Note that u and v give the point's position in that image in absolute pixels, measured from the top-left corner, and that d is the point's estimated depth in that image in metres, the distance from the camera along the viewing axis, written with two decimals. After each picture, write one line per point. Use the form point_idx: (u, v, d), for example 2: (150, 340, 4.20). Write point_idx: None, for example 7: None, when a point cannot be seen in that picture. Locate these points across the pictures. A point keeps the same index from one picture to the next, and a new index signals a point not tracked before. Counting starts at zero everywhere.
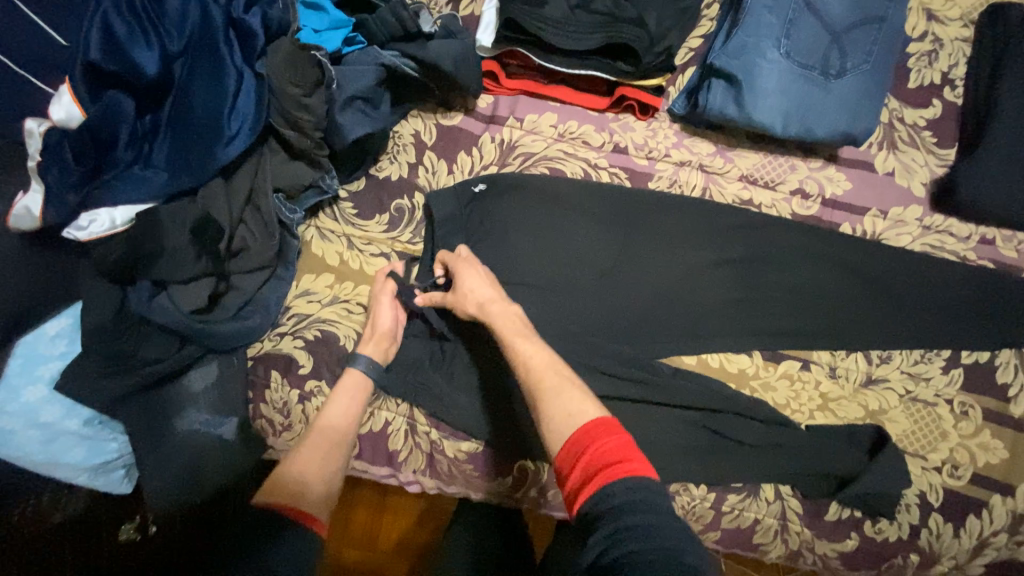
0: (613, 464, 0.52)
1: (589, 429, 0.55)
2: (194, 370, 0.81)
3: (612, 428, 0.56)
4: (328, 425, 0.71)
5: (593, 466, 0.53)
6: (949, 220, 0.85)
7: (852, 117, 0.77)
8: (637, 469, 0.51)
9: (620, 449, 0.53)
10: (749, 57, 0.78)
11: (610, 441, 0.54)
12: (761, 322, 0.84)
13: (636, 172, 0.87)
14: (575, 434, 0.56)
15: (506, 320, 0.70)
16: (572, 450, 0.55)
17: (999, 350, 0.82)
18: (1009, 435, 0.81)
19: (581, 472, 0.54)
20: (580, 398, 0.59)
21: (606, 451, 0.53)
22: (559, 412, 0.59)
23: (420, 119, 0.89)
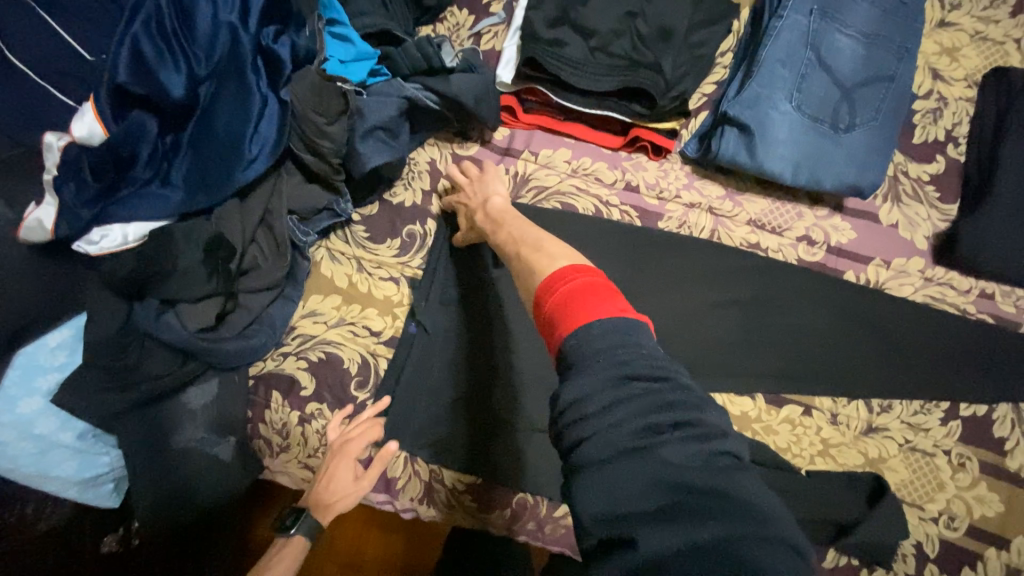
0: (575, 300, 0.53)
1: (557, 276, 0.57)
2: (194, 387, 0.81)
3: (586, 270, 0.57)
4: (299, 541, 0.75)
5: (561, 304, 0.54)
6: (950, 274, 0.86)
7: (860, 170, 0.79)
8: (599, 294, 0.53)
9: (582, 285, 0.54)
10: (761, 108, 0.80)
11: (574, 281, 0.55)
12: (765, 365, 0.84)
13: (646, 211, 0.88)
14: (548, 279, 0.58)
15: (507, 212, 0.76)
16: (544, 299, 0.56)
17: (996, 405, 0.84)
18: (1005, 488, 0.82)
19: (552, 318, 0.54)
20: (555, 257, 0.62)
21: (575, 293, 0.54)
22: (541, 269, 0.60)
23: (436, 147, 0.90)
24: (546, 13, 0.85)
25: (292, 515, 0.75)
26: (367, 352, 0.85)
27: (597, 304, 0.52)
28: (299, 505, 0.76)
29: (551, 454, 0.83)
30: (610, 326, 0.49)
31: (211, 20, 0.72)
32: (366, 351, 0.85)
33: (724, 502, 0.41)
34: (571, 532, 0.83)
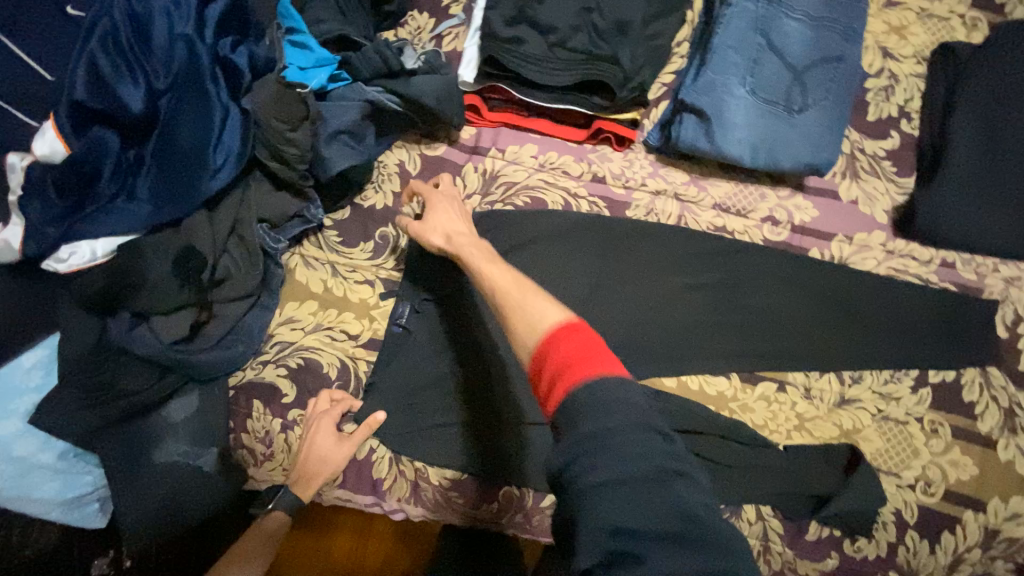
0: (574, 363, 0.53)
1: (556, 332, 0.56)
2: (174, 401, 0.81)
3: (585, 330, 0.56)
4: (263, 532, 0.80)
5: (559, 366, 0.54)
6: (910, 245, 0.89)
7: (816, 149, 0.82)
8: (600, 361, 0.53)
9: (582, 346, 0.54)
10: (717, 94, 0.82)
11: (574, 342, 0.55)
12: (738, 344, 0.86)
13: (614, 201, 0.89)
14: (544, 335, 0.56)
15: (472, 249, 0.74)
16: (539, 358, 0.56)
17: (963, 370, 0.86)
18: (977, 451, 0.85)
19: (549, 379, 0.54)
20: (548, 309, 0.59)
21: (576, 353, 0.54)
22: (534, 322, 0.59)
23: (404, 149, 0.91)
24: (503, 13, 0.88)
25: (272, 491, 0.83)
26: (345, 355, 0.86)
27: (598, 367, 0.52)
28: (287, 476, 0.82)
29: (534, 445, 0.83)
30: (616, 387, 0.50)
31: (168, 34, 0.73)
32: (344, 355, 0.86)
33: (720, 540, 0.45)
34: None
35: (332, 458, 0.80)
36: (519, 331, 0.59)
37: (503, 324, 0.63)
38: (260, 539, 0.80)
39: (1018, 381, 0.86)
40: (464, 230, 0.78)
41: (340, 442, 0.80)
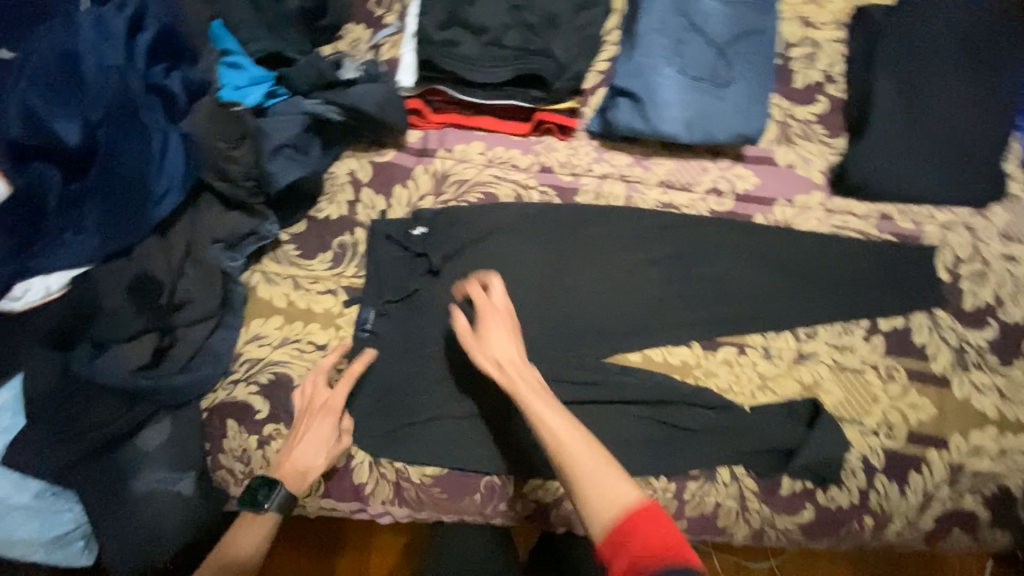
0: (652, 553, 0.56)
1: (632, 513, 0.59)
2: (147, 429, 0.81)
3: (662, 519, 0.59)
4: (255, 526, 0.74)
5: (636, 553, 0.57)
6: (848, 202, 0.92)
7: (746, 118, 0.85)
8: (682, 554, 0.56)
9: (661, 539, 0.57)
10: (647, 76, 0.85)
11: (649, 528, 0.58)
12: (696, 314, 0.89)
13: (563, 188, 0.92)
14: (620, 516, 0.59)
15: (527, 387, 0.70)
16: (614, 534, 0.59)
17: (911, 314, 0.90)
18: (933, 391, 0.88)
19: (624, 560, 0.57)
20: (618, 478, 0.62)
21: (651, 539, 0.57)
22: (609, 500, 0.60)
23: (354, 158, 0.92)
24: (434, 19, 0.91)
25: (267, 488, 0.74)
26: (315, 366, 0.87)
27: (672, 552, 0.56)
28: (271, 477, 0.75)
29: (510, 434, 0.85)
30: None
31: (99, 66, 0.74)
32: (314, 366, 0.87)
33: None
34: (542, 506, 0.85)
35: (323, 454, 0.78)
36: (588, 498, 0.61)
37: (569, 480, 0.63)
38: (246, 547, 0.72)
39: (964, 320, 0.90)
40: (516, 358, 0.73)
41: (331, 442, 0.79)
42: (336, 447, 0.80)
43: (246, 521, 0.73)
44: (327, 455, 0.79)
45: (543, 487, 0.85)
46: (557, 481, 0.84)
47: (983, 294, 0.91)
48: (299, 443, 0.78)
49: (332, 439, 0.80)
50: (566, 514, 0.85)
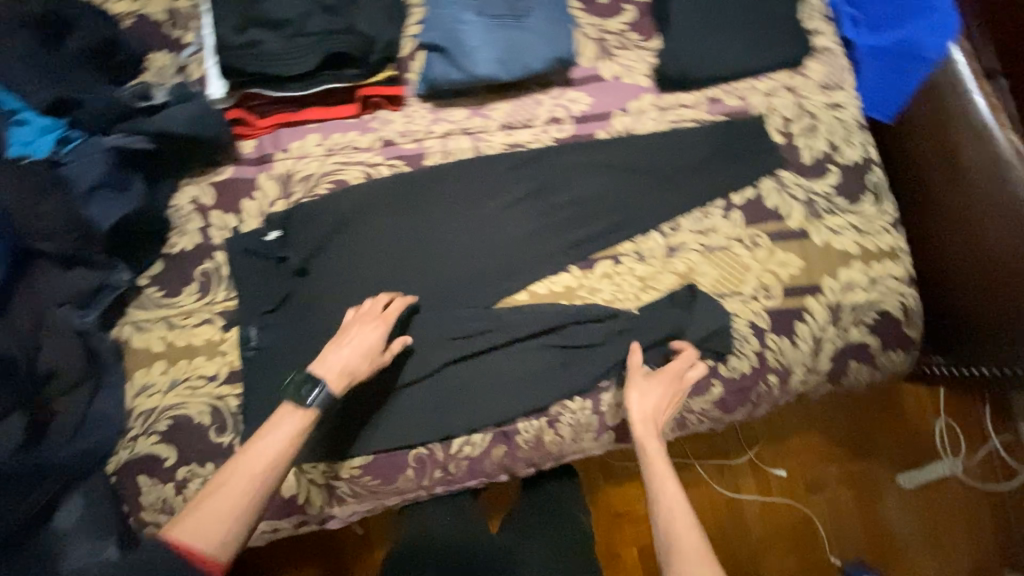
0: None
1: None
2: (61, 509, 0.79)
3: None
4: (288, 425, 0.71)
5: None
6: (676, 97, 0.97)
7: (552, 43, 0.89)
8: None
9: None
10: (448, 26, 0.87)
11: None
12: (566, 239, 0.92)
13: (408, 156, 0.92)
14: None
15: (656, 452, 0.77)
16: None
17: (759, 183, 0.95)
18: (796, 245, 0.93)
19: None
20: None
21: None
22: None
23: (193, 185, 0.91)
24: (229, 26, 0.89)
25: (310, 384, 0.74)
26: (212, 399, 0.85)
27: None
28: (314, 373, 0.74)
29: (422, 403, 0.86)
30: None
31: None
32: (211, 399, 0.85)
33: None
34: (475, 460, 0.87)
35: (364, 364, 0.78)
36: None
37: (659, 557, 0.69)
38: (281, 442, 0.70)
39: (806, 173, 0.96)
40: (657, 421, 0.80)
41: (377, 347, 0.79)
42: (378, 359, 0.79)
43: (285, 413, 0.72)
44: (368, 364, 0.78)
45: (470, 442, 0.86)
46: (480, 432, 0.87)
47: (817, 144, 0.97)
48: (343, 345, 0.78)
49: (375, 348, 0.79)
50: (497, 460, 0.87)
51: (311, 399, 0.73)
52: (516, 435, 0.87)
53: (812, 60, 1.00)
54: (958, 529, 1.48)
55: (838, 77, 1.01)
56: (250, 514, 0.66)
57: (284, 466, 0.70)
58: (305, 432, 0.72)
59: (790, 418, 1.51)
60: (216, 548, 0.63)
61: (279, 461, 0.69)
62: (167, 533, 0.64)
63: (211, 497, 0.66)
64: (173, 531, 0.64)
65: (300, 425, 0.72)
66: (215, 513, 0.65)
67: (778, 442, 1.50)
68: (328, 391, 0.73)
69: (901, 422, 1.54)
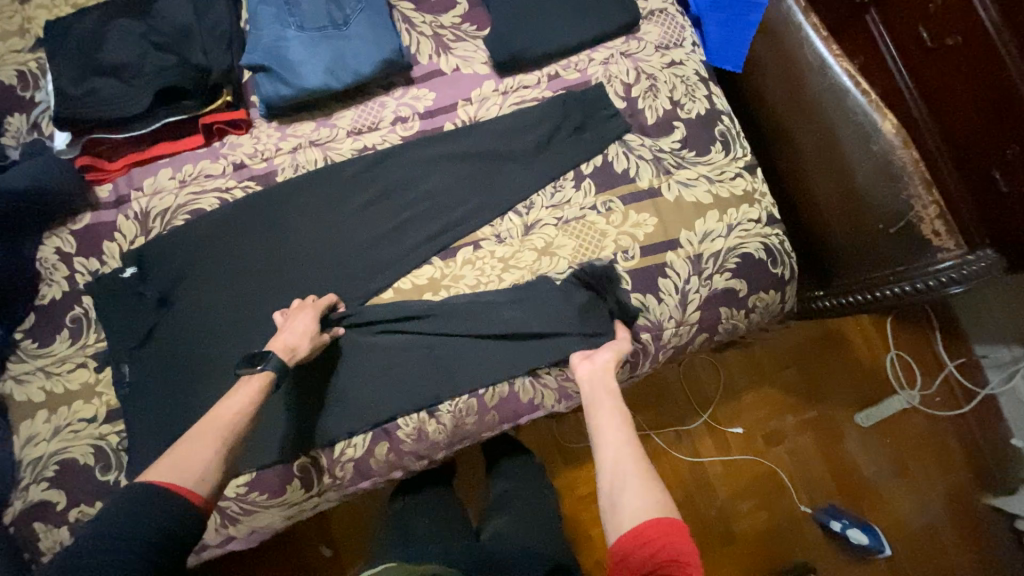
0: (672, 560, 0.59)
1: (667, 524, 0.62)
2: None
3: (673, 527, 0.62)
4: (250, 382, 0.75)
5: (659, 558, 0.59)
6: (516, 79, 1.00)
7: (378, 46, 0.92)
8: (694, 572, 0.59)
9: (682, 549, 0.60)
10: (272, 46, 0.90)
11: (674, 541, 0.61)
12: (423, 232, 0.94)
13: (260, 176, 0.95)
14: (651, 523, 0.62)
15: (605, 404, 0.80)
16: (644, 534, 0.61)
17: (606, 149, 0.98)
18: (649, 204, 0.96)
19: (644, 559, 0.60)
20: (647, 500, 0.65)
21: (670, 554, 0.59)
22: (629, 511, 0.64)
23: (56, 236, 0.93)
24: (63, 77, 0.92)
25: (261, 357, 0.77)
26: (95, 439, 0.87)
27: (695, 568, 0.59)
28: (263, 349, 0.77)
29: (301, 413, 0.88)
30: None
31: None
32: (94, 439, 0.87)
33: None
34: (360, 460, 0.88)
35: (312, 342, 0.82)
36: (622, 508, 0.65)
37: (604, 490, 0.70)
38: (244, 399, 0.73)
39: (651, 134, 0.99)
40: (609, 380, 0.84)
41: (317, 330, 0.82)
42: (320, 339, 0.83)
43: (244, 381, 0.75)
44: (312, 344, 0.82)
45: (352, 444, 0.88)
46: (361, 432, 0.89)
47: (659, 104, 1.00)
48: (286, 328, 0.81)
49: (316, 330, 0.83)
50: (382, 458, 0.89)
51: (263, 364, 0.76)
52: (397, 430, 0.89)
53: (646, 23, 1.03)
54: (926, 453, 1.46)
55: (675, 37, 1.04)
56: (223, 454, 0.68)
57: (247, 422, 0.72)
58: (265, 392, 0.75)
59: (737, 375, 1.49)
60: (195, 481, 0.64)
61: (242, 414, 0.72)
62: (147, 477, 0.64)
63: (187, 444, 0.68)
64: (150, 476, 0.64)
65: (257, 385, 0.75)
66: (191, 454, 0.66)
67: (732, 400, 1.48)
68: (278, 358, 0.77)
69: (847, 360, 1.52)
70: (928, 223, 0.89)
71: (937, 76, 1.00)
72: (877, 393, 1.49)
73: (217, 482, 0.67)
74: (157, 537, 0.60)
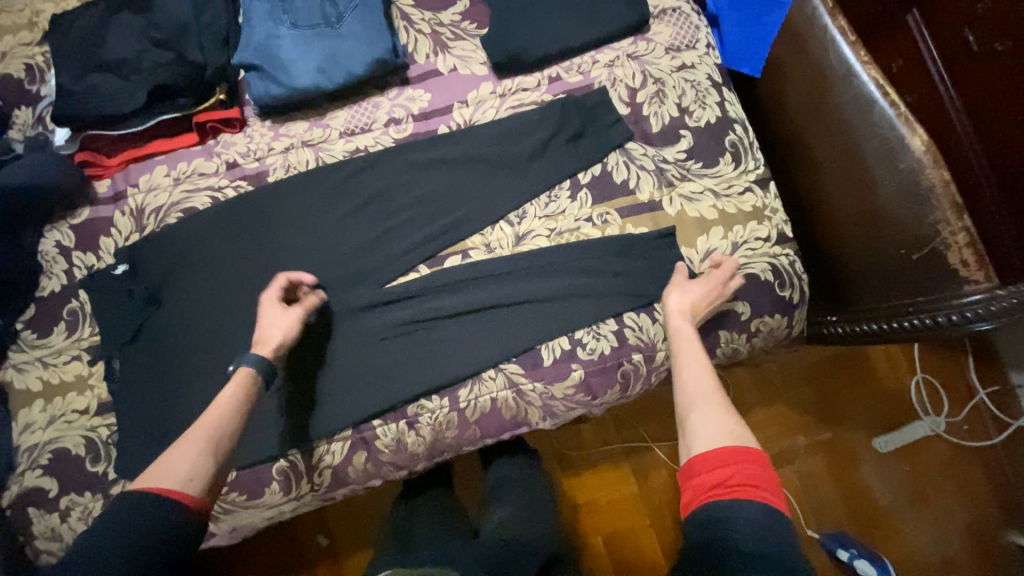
0: (748, 487, 0.59)
1: (742, 453, 0.62)
2: None
3: (751, 456, 0.62)
4: (226, 393, 0.75)
5: (731, 483, 0.60)
6: (514, 82, 0.96)
7: (372, 45, 0.89)
8: (769, 499, 0.58)
9: (758, 477, 0.60)
10: (266, 45, 0.89)
11: (750, 468, 0.60)
12: (411, 238, 0.92)
13: (253, 176, 0.94)
14: (728, 450, 0.63)
15: (685, 336, 0.80)
16: (718, 459, 0.62)
17: (606, 158, 0.93)
18: (647, 218, 0.91)
19: (716, 482, 0.61)
20: (721, 428, 0.66)
21: (745, 479, 0.60)
22: (703, 438, 0.65)
23: (56, 229, 0.95)
24: (67, 73, 0.93)
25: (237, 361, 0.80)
26: (86, 430, 0.89)
27: (770, 496, 0.59)
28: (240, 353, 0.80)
29: (282, 416, 0.87)
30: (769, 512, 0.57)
31: None
32: (85, 430, 0.89)
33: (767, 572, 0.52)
34: (338, 467, 0.88)
35: (280, 325, 0.81)
36: (698, 432, 0.67)
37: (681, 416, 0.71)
38: (223, 403, 0.73)
39: (655, 142, 0.94)
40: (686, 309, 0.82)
41: (284, 319, 0.82)
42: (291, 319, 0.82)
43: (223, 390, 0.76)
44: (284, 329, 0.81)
45: (331, 450, 0.88)
46: (340, 439, 0.88)
47: (666, 110, 0.94)
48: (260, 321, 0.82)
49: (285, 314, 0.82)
50: (361, 465, 0.88)
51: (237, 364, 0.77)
52: (376, 440, 0.88)
53: (658, 23, 0.97)
54: (949, 484, 1.36)
55: (689, 37, 0.97)
56: (209, 454, 0.68)
57: (235, 421, 0.73)
58: (252, 385, 0.76)
59: (747, 389, 1.42)
60: (182, 482, 0.65)
61: (227, 415, 0.72)
62: (137, 484, 0.65)
63: (177, 448, 0.68)
64: (139, 483, 0.65)
65: (234, 387, 0.75)
66: (180, 457, 0.67)
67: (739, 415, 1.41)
68: (255, 353, 0.78)
69: (869, 380, 1.43)
70: (955, 252, 0.80)
71: (987, 85, 0.88)
72: (900, 418, 1.40)
73: (208, 481, 0.67)
74: (147, 542, 0.61)
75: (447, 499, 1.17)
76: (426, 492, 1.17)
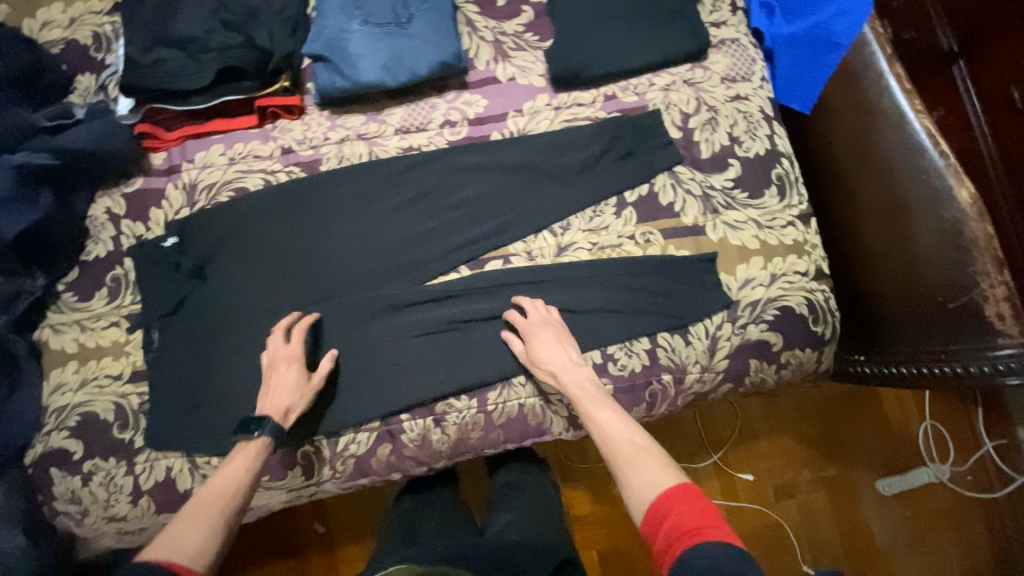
0: (693, 530, 0.60)
1: (671, 496, 0.65)
2: None
3: (687, 497, 0.64)
4: (230, 473, 0.74)
5: (677, 531, 0.61)
6: (570, 96, 0.98)
7: (438, 47, 0.91)
8: (716, 534, 0.59)
9: (698, 517, 0.62)
10: (335, 38, 0.91)
11: (687, 510, 0.63)
12: (455, 239, 0.94)
13: (306, 163, 0.95)
14: (658, 498, 0.66)
15: (580, 390, 0.81)
16: (656, 513, 0.65)
17: (654, 178, 0.95)
18: (689, 242, 0.93)
19: (667, 536, 0.62)
20: (659, 471, 0.69)
21: (689, 524, 0.61)
22: (639, 492, 0.68)
23: (107, 196, 0.96)
24: (137, 46, 0.95)
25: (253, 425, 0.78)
26: (117, 397, 0.89)
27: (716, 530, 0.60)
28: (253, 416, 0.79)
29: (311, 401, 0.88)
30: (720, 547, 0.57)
31: None
32: (116, 397, 0.89)
33: None
34: (361, 458, 0.88)
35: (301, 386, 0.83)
36: (631, 487, 0.69)
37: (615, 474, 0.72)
38: (230, 481, 0.73)
39: (703, 169, 0.95)
40: (567, 364, 0.83)
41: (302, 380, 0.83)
42: (307, 388, 0.83)
43: (226, 467, 0.75)
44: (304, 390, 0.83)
45: (356, 440, 0.88)
46: (366, 430, 0.88)
47: (716, 139, 0.96)
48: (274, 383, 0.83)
49: (301, 381, 0.84)
50: (383, 457, 0.89)
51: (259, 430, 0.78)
52: (402, 434, 0.88)
53: (715, 52, 0.99)
54: (949, 532, 1.36)
55: (745, 70, 0.99)
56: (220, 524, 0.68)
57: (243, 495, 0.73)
58: (260, 459, 0.77)
59: (756, 419, 1.42)
60: (190, 556, 0.63)
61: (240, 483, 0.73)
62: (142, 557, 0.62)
63: (184, 521, 0.67)
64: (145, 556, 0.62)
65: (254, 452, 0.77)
66: (189, 529, 0.66)
67: (747, 444, 1.41)
68: (272, 422, 0.78)
69: (880, 422, 1.43)
70: (993, 305, 0.81)
71: None
72: (906, 462, 1.40)
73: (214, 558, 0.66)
74: None
75: (455, 499, 1.17)
76: (435, 490, 1.17)
